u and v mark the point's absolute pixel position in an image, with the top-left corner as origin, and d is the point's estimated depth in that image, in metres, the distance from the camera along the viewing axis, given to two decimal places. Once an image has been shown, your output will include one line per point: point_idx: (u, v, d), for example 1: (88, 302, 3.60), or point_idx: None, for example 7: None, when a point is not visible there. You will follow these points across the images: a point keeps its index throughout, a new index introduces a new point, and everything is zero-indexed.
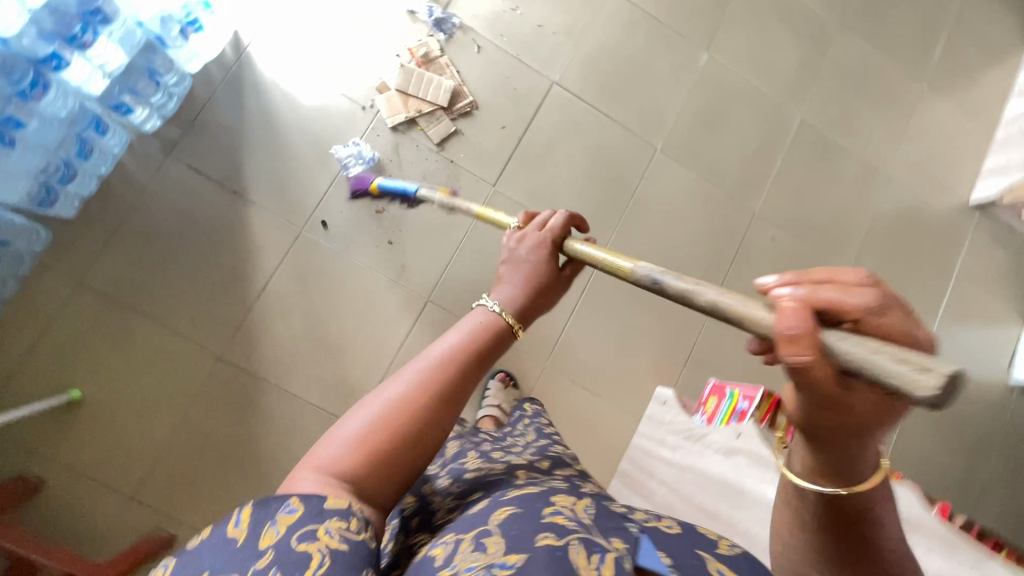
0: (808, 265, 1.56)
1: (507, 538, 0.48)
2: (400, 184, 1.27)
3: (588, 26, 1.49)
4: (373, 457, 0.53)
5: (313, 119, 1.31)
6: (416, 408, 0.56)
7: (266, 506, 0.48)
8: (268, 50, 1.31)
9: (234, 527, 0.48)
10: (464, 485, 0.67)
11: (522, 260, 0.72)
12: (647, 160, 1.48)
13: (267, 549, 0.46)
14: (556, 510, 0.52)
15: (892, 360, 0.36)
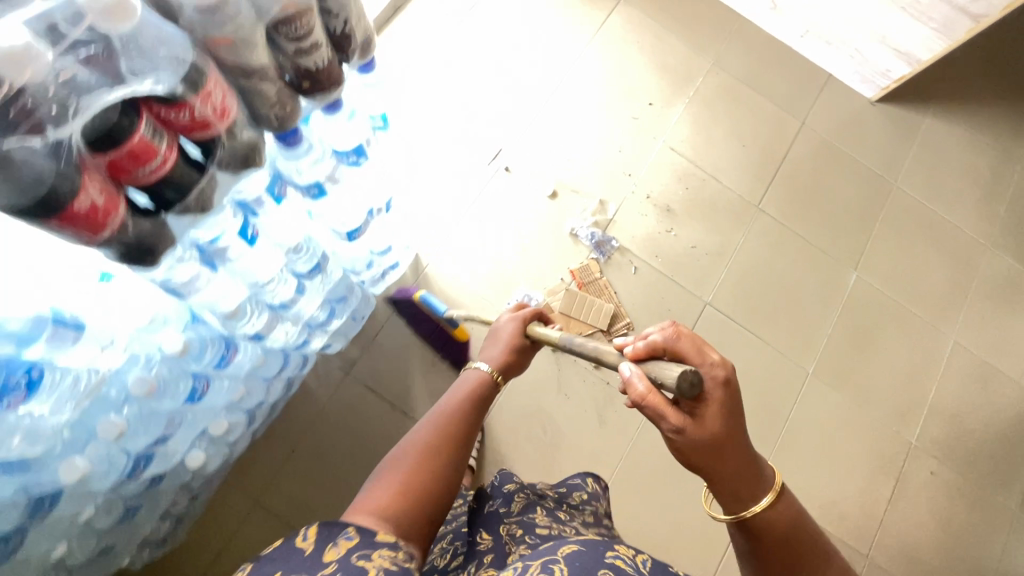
0: (969, 500, 1.46)
1: (573, 567, 0.55)
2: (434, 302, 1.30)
3: (738, 246, 1.52)
4: (402, 496, 0.65)
5: (480, 338, 1.37)
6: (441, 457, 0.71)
7: (330, 526, 0.57)
8: (443, 271, 1.39)
9: (301, 538, 0.56)
10: (538, 535, 0.77)
11: (498, 338, 0.97)
12: (797, 383, 1.46)
13: (330, 563, 0.54)
14: (617, 553, 0.59)
15: (666, 368, 0.62)
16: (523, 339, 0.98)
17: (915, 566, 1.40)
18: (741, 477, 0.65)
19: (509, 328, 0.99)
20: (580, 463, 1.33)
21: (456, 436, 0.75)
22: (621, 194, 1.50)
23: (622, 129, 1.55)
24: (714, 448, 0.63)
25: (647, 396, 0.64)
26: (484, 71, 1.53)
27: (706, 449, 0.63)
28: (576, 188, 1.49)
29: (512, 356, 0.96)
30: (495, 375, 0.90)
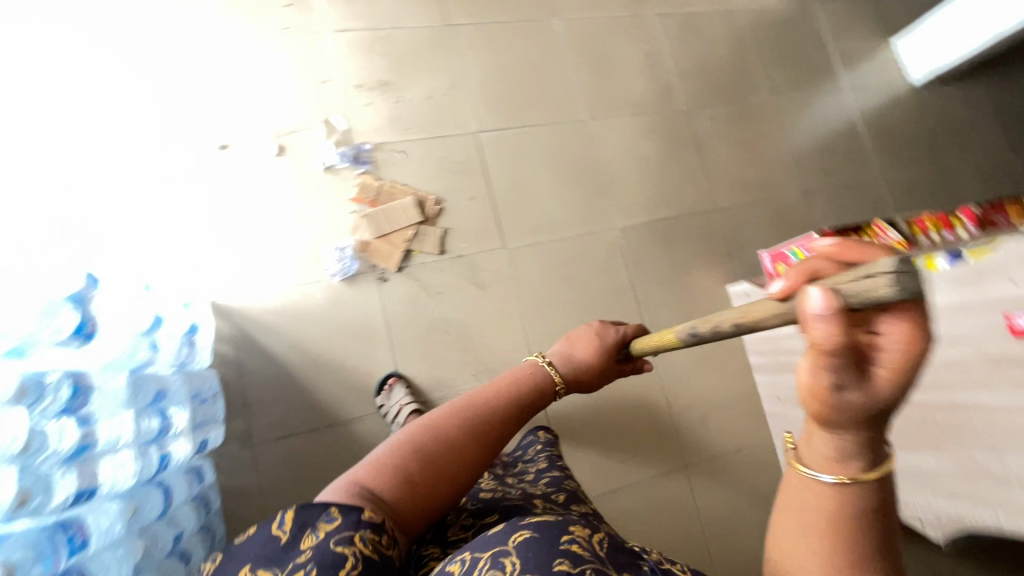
0: (744, 116, 1.74)
1: (525, 562, 0.57)
2: None
3: (461, 68, 1.52)
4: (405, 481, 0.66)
5: (333, 316, 1.29)
6: (454, 438, 0.70)
7: (307, 512, 0.60)
8: (247, 293, 1.25)
9: (276, 526, 0.60)
10: (483, 501, 0.84)
11: (574, 343, 0.92)
12: (587, 134, 1.57)
13: (308, 548, 0.58)
14: (572, 536, 0.61)
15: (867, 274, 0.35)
16: (598, 336, 0.93)
17: (747, 187, 1.68)
18: (862, 457, 0.39)
19: (611, 333, 0.94)
20: (496, 329, 1.38)
21: (479, 428, 0.72)
22: (335, 101, 1.40)
23: (283, 44, 1.40)
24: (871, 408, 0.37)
25: (838, 331, 0.34)
26: (105, 90, 1.28)
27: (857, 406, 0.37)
28: (292, 127, 1.36)
29: (593, 361, 0.90)
30: (553, 375, 0.84)
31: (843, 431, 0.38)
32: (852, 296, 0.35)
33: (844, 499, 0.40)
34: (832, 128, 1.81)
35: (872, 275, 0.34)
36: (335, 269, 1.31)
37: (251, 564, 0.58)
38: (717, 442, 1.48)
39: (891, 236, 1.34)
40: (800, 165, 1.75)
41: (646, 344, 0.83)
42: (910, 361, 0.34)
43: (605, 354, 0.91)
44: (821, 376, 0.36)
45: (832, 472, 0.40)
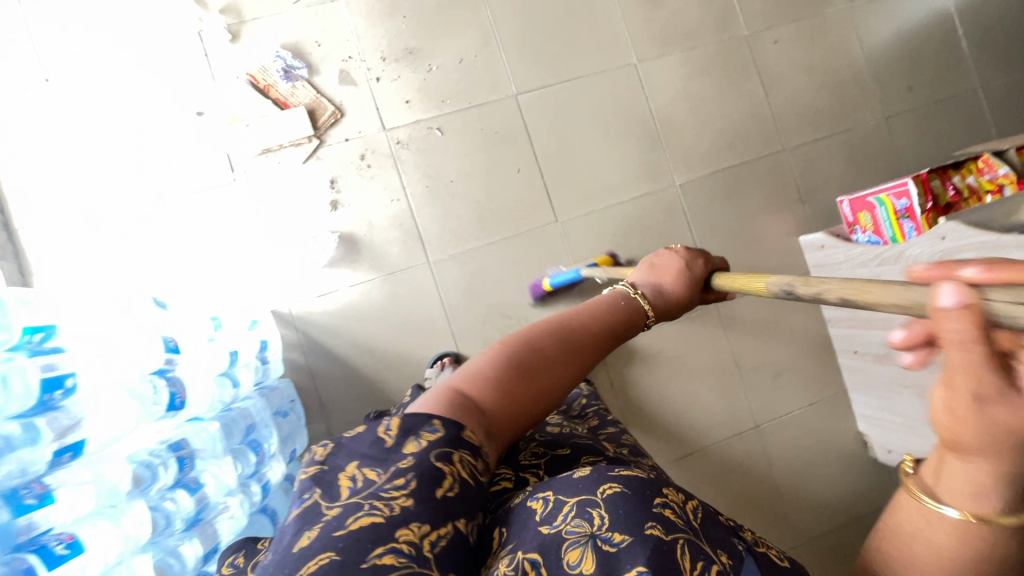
0: (818, 32, 1.50)
1: (616, 519, 0.53)
2: (548, 262, 1.24)
3: (491, 20, 1.34)
4: (498, 400, 0.67)
5: (393, 312, 1.28)
6: (536, 365, 0.69)
7: (413, 420, 0.63)
8: (306, 299, 1.24)
9: (385, 429, 0.64)
10: (551, 436, 0.95)
11: (659, 272, 0.90)
12: (637, 81, 1.40)
13: (411, 451, 0.60)
14: (666, 499, 0.56)
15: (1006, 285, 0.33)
16: (686, 264, 0.91)
17: (821, 119, 1.49)
18: (1001, 500, 0.40)
19: (698, 262, 0.91)
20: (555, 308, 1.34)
21: (567, 349, 0.72)
22: (362, 82, 1.29)
23: (298, 21, 1.27)
24: (1006, 446, 0.36)
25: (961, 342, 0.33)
26: (126, 98, 1.20)
27: (1012, 450, 0.37)
28: (325, 119, 1.27)
29: (680, 292, 0.88)
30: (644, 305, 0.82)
31: (971, 465, 0.39)
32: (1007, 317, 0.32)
33: (959, 534, 0.42)
34: (922, 32, 1.55)
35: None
36: (390, 263, 1.28)
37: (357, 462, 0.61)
38: (788, 399, 1.45)
39: (999, 173, 1.17)
40: (883, 84, 1.53)
41: (732, 280, 0.83)
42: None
43: (691, 286, 0.89)
44: (960, 388, 0.35)
45: (962, 508, 0.41)
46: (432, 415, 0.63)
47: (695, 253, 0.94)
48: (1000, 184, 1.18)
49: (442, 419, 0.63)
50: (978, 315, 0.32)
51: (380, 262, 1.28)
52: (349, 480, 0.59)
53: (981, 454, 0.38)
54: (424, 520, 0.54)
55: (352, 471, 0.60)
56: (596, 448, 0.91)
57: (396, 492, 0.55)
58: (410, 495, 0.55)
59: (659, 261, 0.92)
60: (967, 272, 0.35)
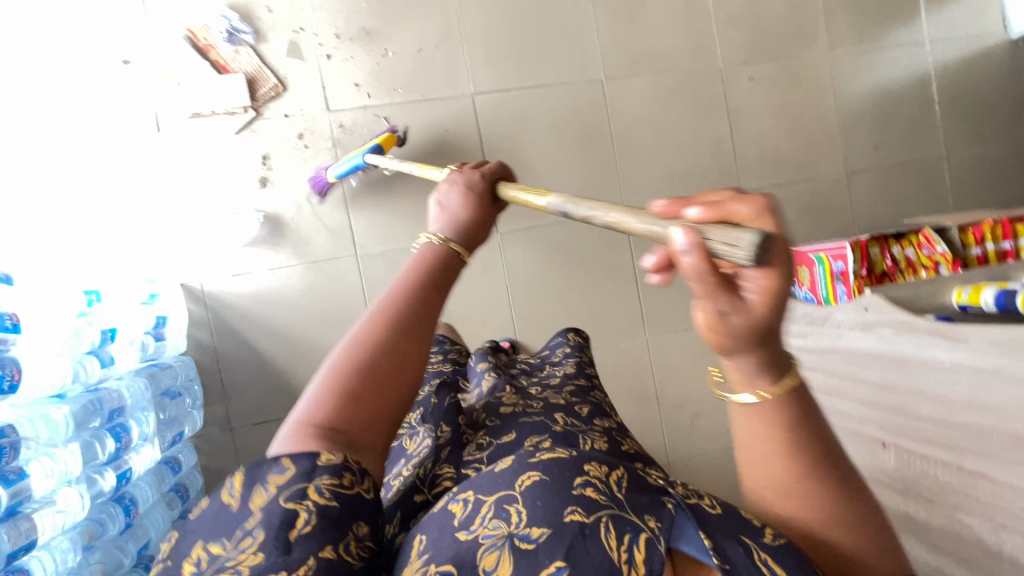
0: (794, 75, 1.47)
1: (534, 514, 0.45)
2: (348, 165, 1.15)
3: (458, 13, 1.29)
4: (353, 413, 0.44)
5: (311, 302, 1.23)
6: (379, 356, 0.46)
7: (256, 468, 0.44)
8: (220, 276, 1.19)
9: (228, 490, 0.44)
10: (500, 416, 0.68)
11: (449, 207, 0.58)
12: (601, 98, 1.36)
13: (261, 507, 0.42)
14: (587, 477, 0.48)
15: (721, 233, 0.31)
16: (497, 174, 0.62)
17: (783, 164, 1.46)
18: (770, 372, 0.38)
19: (476, 174, 0.60)
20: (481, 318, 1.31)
21: (419, 320, 0.49)
22: (311, 57, 1.22)
23: None
24: (758, 342, 0.35)
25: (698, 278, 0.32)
26: (47, 36, 1.11)
27: (759, 342, 0.35)
28: (267, 91, 1.20)
29: (482, 211, 0.59)
30: (460, 250, 0.55)
31: (740, 358, 0.37)
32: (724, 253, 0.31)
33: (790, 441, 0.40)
34: (897, 92, 1.53)
35: (732, 249, 0.31)
36: (316, 250, 1.23)
37: (200, 539, 0.43)
38: (706, 440, 1.44)
39: (937, 250, 1.17)
40: (850, 139, 1.50)
41: (516, 190, 0.57)
42: (786, 290, 0.33)
43: (484, 196, 0.59)
44: (706, 309, 0.34)
45: (753, 389, 0.38)
46: (281, 454, 0.43)
47: (478, 177, 0.60)
48: (937, 260, 1.18)
49: (291, 456, 0.43)
50: (706, 251, 0.31)
51: (305, 248, 1.22)
52: (192, 564, 0.43)
53: (757, 353, 0.36)
54: (284, 568, 0.40)
55: (197, 551, 0.43)
56: (543, 424, 0.64)
57: (245, 553, 0.41)
58: (260, 552, 0.41)
59: (445, 202, 0.58)
60: (694, 211, 0.35)
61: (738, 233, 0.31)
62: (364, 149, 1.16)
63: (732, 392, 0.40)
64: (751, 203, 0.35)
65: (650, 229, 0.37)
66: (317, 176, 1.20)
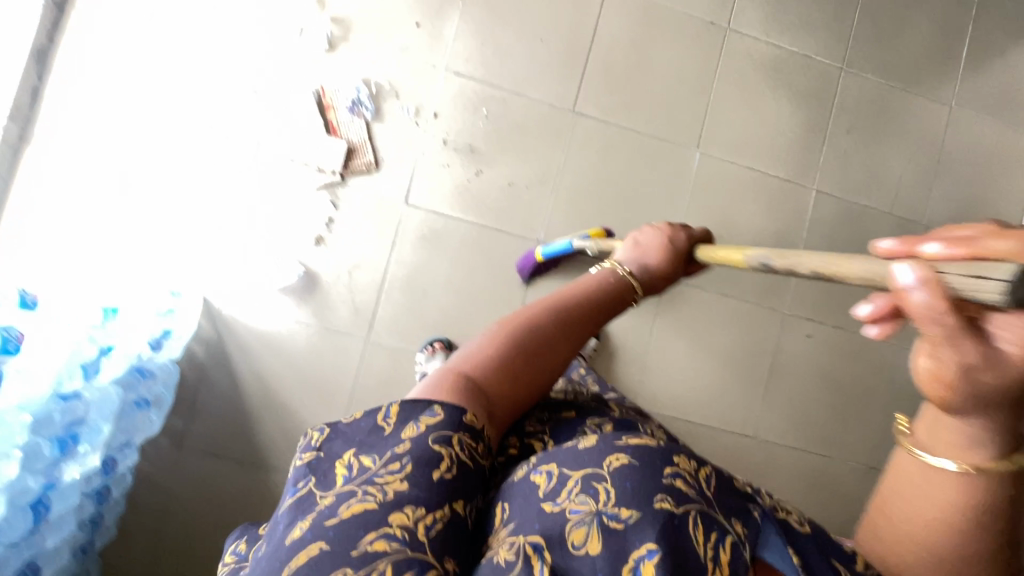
0: (852, 351, 1.42)
1: (621, 496, 0.53)
2: (559, 246, 1.23)
3: (561, 166, 1.32)
4: (505, 372, 0.64)
5: (307, 364, 1.26)
6: (533, 340, 0.66)
7: (410, 407, 0.59)
8: (241, 306, 1.23)
9: (382, 416, 0.59)
10: (559, 402, 0.79)
11: (643, 248, 0.85)
12: (655, 295, 1.36)
13: (411, 437, 0.56)
14: (677, 469, 0.56)
15: (985, 267, 0.40)
16: (676, 236, 0.89)
17: (805, 431, 1.41)
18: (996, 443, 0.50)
19: (678, 236, 0.89)
20: None
21: (563, 329, 0.68)
22: (413, 151, 1.28)
23: (394, 67, 1.28)
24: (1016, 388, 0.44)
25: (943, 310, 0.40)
26: (206, 50, 1.22)
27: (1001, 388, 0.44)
28: (362, 164, 1.26)
29: (663, 265, 0.84)
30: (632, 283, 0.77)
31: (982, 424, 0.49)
32: (964, 291, 0.40)
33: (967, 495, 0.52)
34: None
35: (985, 284, 0.39)
36: (333, 320, 1.26)
37: (354, 448, 0.58)
38: None
39: None
40: (882, 434, 1.44)
41: (716, 253, 0.86)
42: None
43: (675, 254, 0.87)
44: (941, 352, 0.42)
45: (958, 463, 0.52)
46: (432, 402, 0.58)
47: (680, 239, 0.89)
48: None
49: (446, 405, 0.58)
50: (940, 289, 0.40)
51: (325, 314, 1.26)
52: (345, 467, 0.57)
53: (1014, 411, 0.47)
54: (422, 505, 0.52)
55: (349, 458, 0.58)
56: (599, 413, 0.77)
57: (390, 477, 0.53)
58: (407, 478, 0.53)
59: (640, 240, 0.87)
60: (932, 247, 0.44)
61: (989, 268, 0.40)
62: (574, 236, 1.25)
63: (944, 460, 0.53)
64: (1013, 240, 0.41)
65: (975, 271, 0.40)
66: (524, 257, 1.28)
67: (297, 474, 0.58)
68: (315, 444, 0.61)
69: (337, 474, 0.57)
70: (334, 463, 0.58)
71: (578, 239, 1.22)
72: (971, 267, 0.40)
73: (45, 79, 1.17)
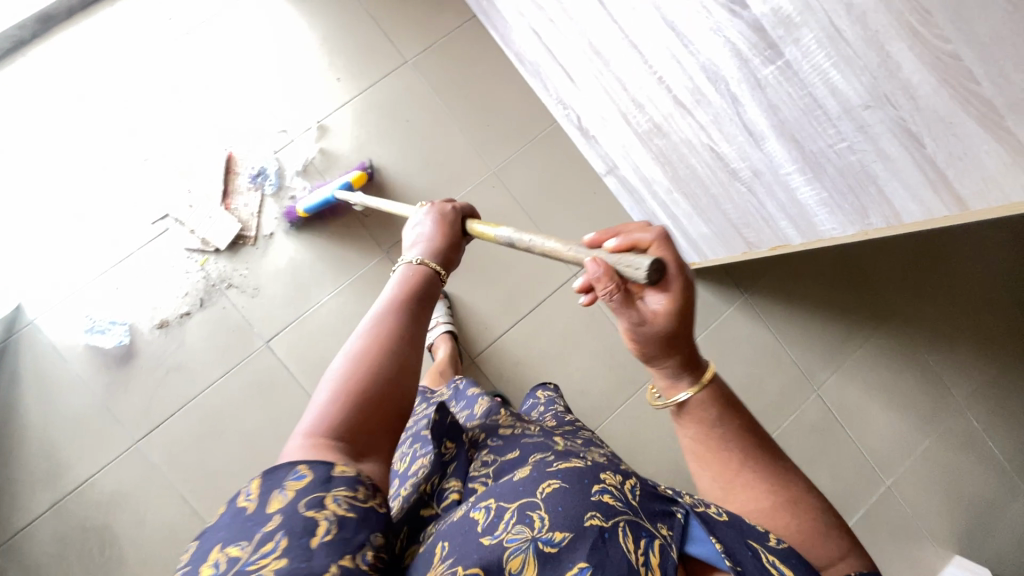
0: None
1: (556, 519, 0.53)
2: (319, 200, 1.19)
3: None
4: (359, 411, 0.50)
5: (61, 426, 1.15)
6: (377, 356, 0.53)
7: (274, 474, 0.46)
8: (42, 335, 1.15)
9: (244, 496, 0.46)
10: (501, 437, 0.69)
11: (423, 237, 0.70)
12: None
13: (278, 510, 0.44)
14: (603, 486, 0.57)
15: (630, 259, 0.51)
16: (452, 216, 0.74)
17: None
18: (687, 374, 0.59)
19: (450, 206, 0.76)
20: None
21: (399, 331, 0.56)
22: (308, 300, 1.24)
23: (344, 222, 1.27)
24: (672, 343, 0.55)
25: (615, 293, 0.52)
26: (191, 101, 1.22)
27: (664, 341, 0.55)
28: (250, 283, 1.22)
29: (451, 247, 0.71)
30: (433, 268, 0.66)
31: (666, 363, 0.58)
32: (628, 268, 0.50)
33: (703, 423, 0.61)
34: None
35: (634, 268, 0.50)
36: (119, 402, 1.17)
37: (218, 543, 0.44)
38: None
39: None
40: None
41: (479, 229, 0.73)
42: (682, 304, 0.52)
43: (453, 228, 0.73)
44: (623, 320, 0.53)
45: (673, 394, 0.60)
46: (296, 462, 0.46)
47: (446, 217, 0.73)
48: None
49: (310, 463, 0.46)
50: (616, 272, 0.51)
51: (117, 393, 1.17)
52: (210, 568, 0.42)
53: (682, 358, 0.58)
54: (312, 571, 0.41)
55: (215, 555, 0.43)
56: (545, 445, 0.65)
57: (264, 560, 0.41)
58: (284, 554, 0.42)
59: (418, 233, 0.71)
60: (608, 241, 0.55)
61: (636, 262, 0.50)
62: (334, 183, 1.21)
63: (667, 397, 0.61)
64: (652, 231, 0.53)
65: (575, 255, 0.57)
66: (291, 207, 1.24)
67: None
68: (180, 566, 0.44)
69: (201, 575, 0.42)
70: (195, 571, 0.43)
71: (340, 193, 1.18)
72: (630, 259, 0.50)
73: (36, 39, 1.19)
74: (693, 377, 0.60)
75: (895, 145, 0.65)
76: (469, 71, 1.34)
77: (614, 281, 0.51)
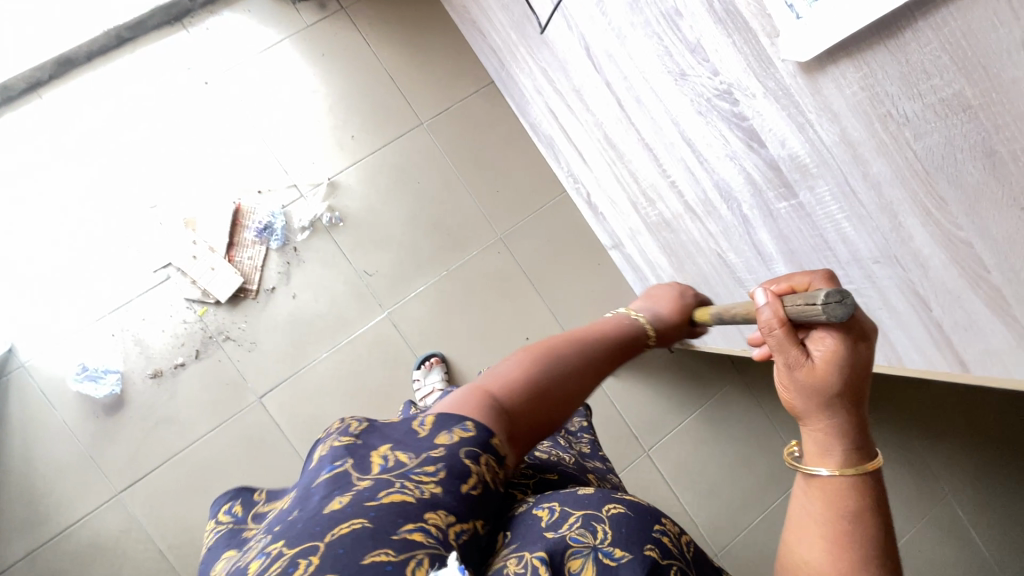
0: None
1: (621, 536, 0.45)
2: None
3: None
4: (527, 409, 0.53)
5: (43, 472, 1.13)
6: (556, 379, 0.57)
7: (449, 415, 0.49)
8: (32, 380, 1.14)
9: (417, 421, 0.49)
10: (542, 461, 0.67)
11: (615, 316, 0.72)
12: None
13: (441, 448, 0.46)
14: (667, 526, 0.48)
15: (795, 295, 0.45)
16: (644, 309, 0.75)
17: None
18: (850, 445, 0.43)
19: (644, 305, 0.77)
20: None
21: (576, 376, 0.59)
22: (304, 358, 1.23)
23: (347, 282, 1.26)
24: (838, 400, 0.43)
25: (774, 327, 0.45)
26: (203, 150, 1.22)
27: (826, 392, 0.43)
28: (247, 337, 1.21)
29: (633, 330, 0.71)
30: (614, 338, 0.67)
31: (824, 422, 0.43)
32: (793, 305, 0.44)
33: (832, 498, 0.42)
34: None
35: (810, 304, 0.42)
36: (103, 451, 1.15)
37: (390, 444, 0.48)
38: None
39: None
40: None
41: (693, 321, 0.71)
42: (855, 353, 0.42)
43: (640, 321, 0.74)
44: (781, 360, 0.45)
45: (822, 464, 0.43)
46: (466, 415, 0.49)
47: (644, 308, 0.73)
48: None
49: (478, 423, 0.49)
50: (777, 309, 0.45)
51: (102, 441, 1.15)
52: (381, 458, 0.47)
53: (844, 420, 0.43)
54: (454, 513, 0.43)
55: (385, 451, 0.47)
56: (586, 483, 0.65)
57: (423, 476, 0.44)
58: (439, 483, 0.44)
59: (611, 315, 0.74)
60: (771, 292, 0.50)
61: (815, 293, 0.42)
62: None
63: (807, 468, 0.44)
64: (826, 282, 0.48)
65: None
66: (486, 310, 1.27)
67: (324, 462, 0.47)
68: (338, 440, 0.49)
69: (368, 464, 0.46)
70: (370, 451, 0.48)
71: None
72: (801, 295, 0.44)
73: (53, 80, 1.19)
74: (860, 456, 0.43)
75: (902, 301, 0.65)
76: (483, 138, 1.35)
77: (776, 315, 0.45)
